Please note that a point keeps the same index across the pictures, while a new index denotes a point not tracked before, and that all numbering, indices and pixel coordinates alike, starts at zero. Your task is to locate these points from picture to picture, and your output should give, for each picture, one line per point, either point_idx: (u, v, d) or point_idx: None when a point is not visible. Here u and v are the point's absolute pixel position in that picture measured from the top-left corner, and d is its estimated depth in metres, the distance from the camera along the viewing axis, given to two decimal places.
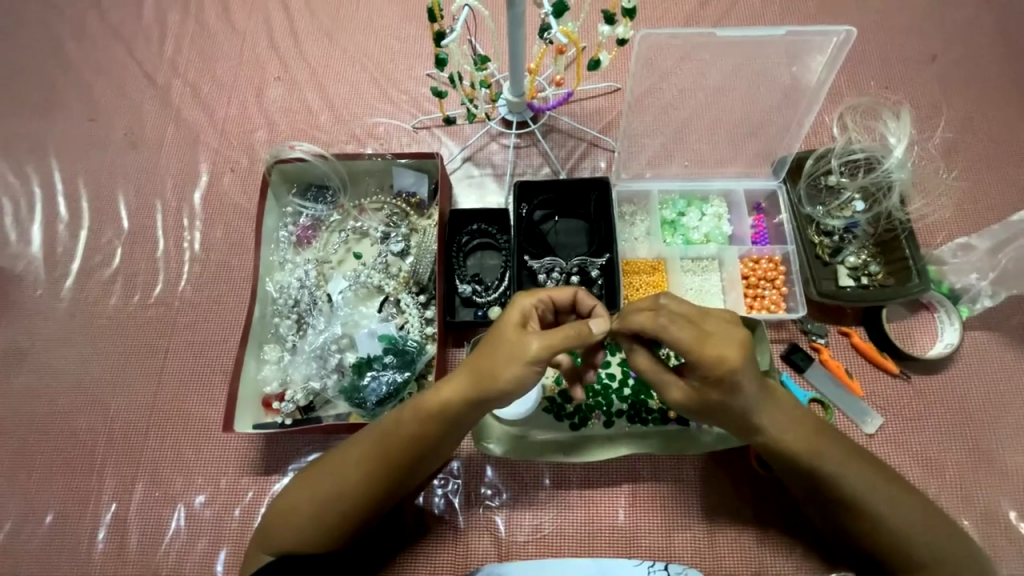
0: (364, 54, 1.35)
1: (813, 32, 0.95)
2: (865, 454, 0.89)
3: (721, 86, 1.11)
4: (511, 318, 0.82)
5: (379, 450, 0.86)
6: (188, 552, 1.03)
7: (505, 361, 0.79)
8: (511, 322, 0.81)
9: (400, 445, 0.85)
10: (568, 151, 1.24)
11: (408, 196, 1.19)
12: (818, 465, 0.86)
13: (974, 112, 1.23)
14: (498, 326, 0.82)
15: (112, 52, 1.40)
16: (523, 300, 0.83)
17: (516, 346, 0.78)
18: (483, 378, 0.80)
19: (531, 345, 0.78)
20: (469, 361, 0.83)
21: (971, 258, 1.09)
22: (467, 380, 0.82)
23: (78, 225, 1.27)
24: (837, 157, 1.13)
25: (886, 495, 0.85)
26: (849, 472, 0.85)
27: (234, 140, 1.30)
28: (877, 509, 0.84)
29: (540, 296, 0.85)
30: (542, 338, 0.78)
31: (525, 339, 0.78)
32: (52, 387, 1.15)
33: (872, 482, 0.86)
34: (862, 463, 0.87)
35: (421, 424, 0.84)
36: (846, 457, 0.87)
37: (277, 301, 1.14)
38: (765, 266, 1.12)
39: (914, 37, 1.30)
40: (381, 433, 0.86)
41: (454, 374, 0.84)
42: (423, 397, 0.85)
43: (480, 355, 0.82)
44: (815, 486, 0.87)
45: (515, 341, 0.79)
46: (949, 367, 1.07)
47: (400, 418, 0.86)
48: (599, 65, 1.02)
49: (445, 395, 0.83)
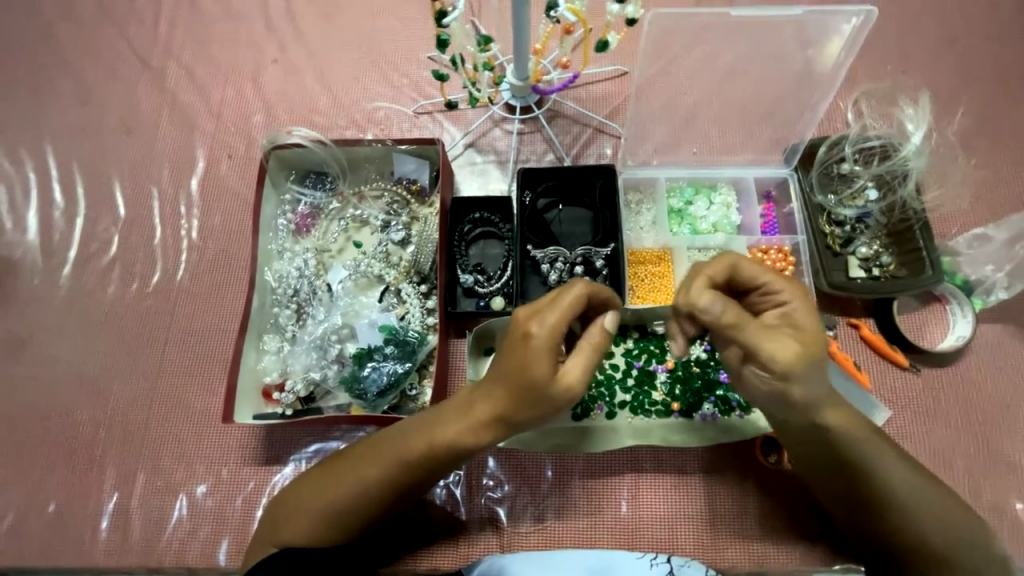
0: (363, 36, 1.31)
1: (832, 12, 0.92)
2: (891, 442, 0.87)
3: (731, 70, 1.07)
4: (545, 372, 0.74)
5: (407, 471, 0.85)
6: (191, 541, 1.03)
7: (552, 405, 0.77)
8: (545, 379, 0.75)
9: (428, 461, 0.84)
10: (573, 136, 1.21)
11: (408, 182, 1.16)
12: (855, 456, 0.84)
13: (993, 97, 1.19)
14: (541, 384, 0.75)
15: (104, 34, 1.36)
16: (543, 342, 0.74)
17: (563, 394, 0.76)
18: (524, 419, 0.79)
19: (578, 392, 0.76)
20: (497, 400, 0.79)
21: (986, 249, 1.06)
22: (506, 421, 0.80)
23: (74, 212, 1.25)
24: (851, 145, 1.10)
25: (921, 487, 0.83)
26: (880, 461, 0.84)
27: (231, 125, 1.27)
28: (906, 497, 0.83)
29: (554, 324, 0.75)
30: (582, 373, 0.76)
31: (567, 384, 0.76)
32: (50, 376, 1.15)
33: (908, 475, 0.83)
34: (892, 454, 0.84)
35: (456, 449, 0.84)
36: (880, 448, 0.84)
37: (276, 290, 1.12)
38: (774, 256, 1.09)
39: (934, 18, 1.25)
40: (400, 448, 0.85)
41: (485, 412, 0.81)
42: (453, 430, 0.83)
43: (515, 406, 0.77)
44: (846, 477, 0.86)
45: (553, 389, 0.76)
46: (961, 360, 1.04)
47: (431, 448, 0.84)
48: (607, 46, 0.99)
49: (482, 432, 0.82)
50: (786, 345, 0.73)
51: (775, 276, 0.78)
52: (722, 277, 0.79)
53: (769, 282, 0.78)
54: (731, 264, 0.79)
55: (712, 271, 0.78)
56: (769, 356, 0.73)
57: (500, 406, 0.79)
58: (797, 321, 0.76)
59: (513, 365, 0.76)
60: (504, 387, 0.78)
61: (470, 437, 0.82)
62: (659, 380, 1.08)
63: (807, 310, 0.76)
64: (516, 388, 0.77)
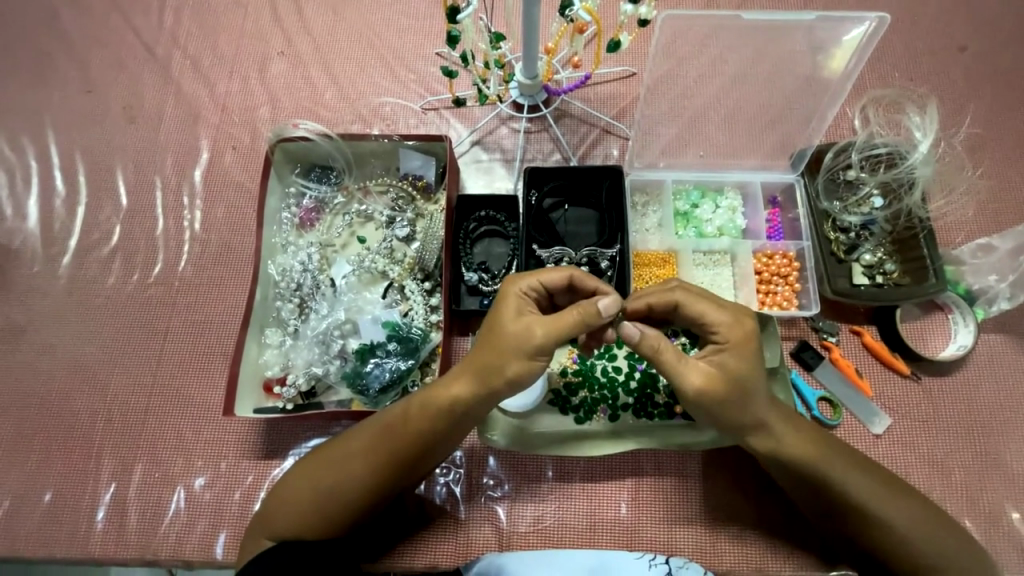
0: (371, 30, 1.30)
1: (841, 19, 0.92)
2: (859, 455, 0.89)
3: (741, 73, 1.07)
4: (509, 316, 0.83)
5: (392, 450, 0.87)
6: (188, 534, 1.02)
7: (512, 355, 0.82)
8: (507, 316, 0.83)
9: (411, 436, 0.87)
10: (580, 137, 1.20)
11: (414, 178, 1.16)
12: (822, 474, 0.86)
13: (1000, 107, 1.19)
14: (501, 326, 0.83)
15: (109, 22, 1.35)
16: (513, 290, 0.85)
17: (523, 340, 0.81)
18: (496, 376, 0.83)
19: (535, 337, 0.81)
20: (472, 359, 0.86)
21: (991, 258, 1.08)
22: (476, 376, 0.85)
23: (75, 200, 1.24)
24: (859, 151, 1.10)
25: (890, 501, 0.85)
26: (847, 476, 0.86)
27: (235, 116, 1.26)
28: (881, 511, 0.84)
29: (530, 282, 0.86)
30: (546, 326, 0.81)
31: (528, 332, 0.81)
32: (49, 365, 1.14)
33: (876, 488, 0.86)
34: (858, 467, 0.87)
35: (437, 422, 0.87)
36: (843, 461, 0.87)
37: (279, 284, 1.11)
38: (779, 261, 1.09)
39: (943, 27, 1.25)
40: (388, 429, 0.88)
41: (462, 372, 0.86)
42: (434, 396, 0.87)
43: (484, 354, 0.84)
44: (817, 493, 0.87)
45: (515, 337, 0.82)
46: (961, 368, 1.05)
47: (409, 415, 0.87)
48: (619, 46, 0.99)
49: (457, 391, 0.86)
50: (697, 377, 0.81)
51: (713, 313, 0.84)
52: (663, 308, 0.85)
53: (709, 319, 0.84)
54: (672, 300, 0.85)
55: (652, 301, 0.85)
56: (680, 384, 0.82)
57: (472, 364, 0.85)
58: (728, 360, 0.82)
59: (488, 321, 0.86)
60: (478, 345, 0.86)
61: (445, 397, 0.86)
62: (661, 383, 1.08)
63: (737, 351, 0.83)
64: (485, 344, 0.85)
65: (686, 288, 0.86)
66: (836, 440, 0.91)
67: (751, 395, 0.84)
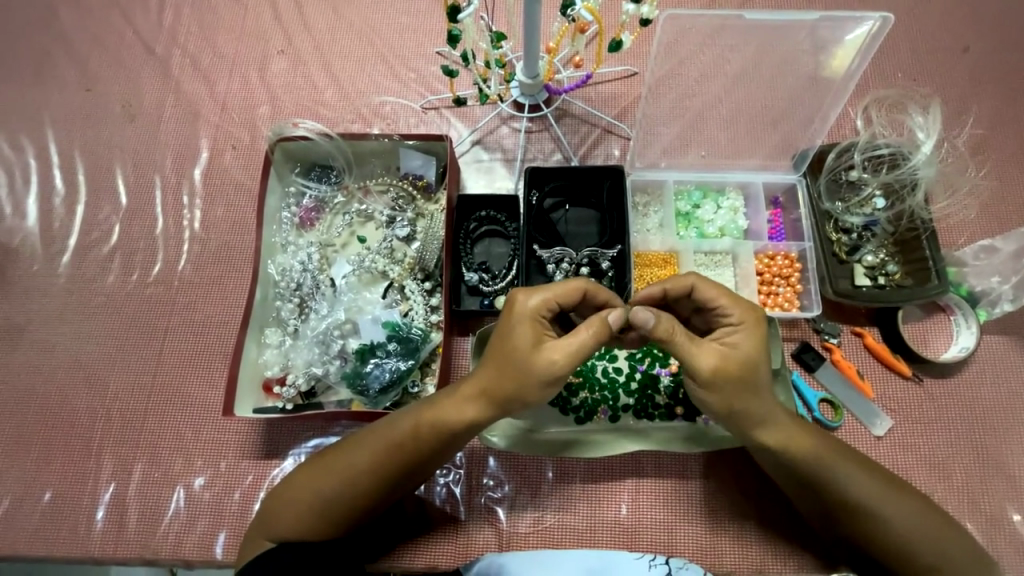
0: (371, 28, 1.30)
1: (845, 18, 0.91)
2: (861, 456, 0.89)
3: (743, 72, 1.06)
4: (524, 339, 0.81)
5: (395, 458, 0.86)
6: (187, 533, 1.02)
7: (530, 383, 0.81)
8: (524, 346, 0.81)
9: (415, 446, 0.86)
10: (581, 136, 1.20)
11: (414, 178, 1.16)
12: (819, 473, 0.86)
13: (1003, 108, 1.19)
14: (518, 352, 0.81)
15: (108, 20, 1.35)
16: (528, 311, 0.83)
17: (540, 368, 0.80)
18: (510, 397, 0.83)
19: (559, 366, 0.80)
20: (483, 379, 0.84)
21: (994, 260, 1.07)
22: (492, 401, 0.84)
23: (74, 199, 1.23)
24: (861, 151, 1.09)
25: (888, 499, 0.84)
26: (845, 476, 0.85)
27: (235, 115, 1.26)
28: (879, 510, 0.84)
29: (543, 299, 0.83)
30: (565, 353, 0.80)
31: (546, 359, 0.80)
32: (48, 365, 1.14)
33: (874, 487, 0.85)
34: (857, 466, 0.87)
35: (444, 436, 0.86)
36: (845, 461, 0.86)
37: (278, 284, 1.11)
38: (780, 263, 1.09)
39: (947, 27, 1.25)
40: (390, 438, 0.87)
41: (471, 391, 0.85)
42: (443, 416, 0.85)
43: (501, 379, 0.83)
44: (814, 492, 0.87)
45: (532, 361, 0.81)
46: (963, 370, 1.04)
47: (418, 432, 0.86)
48: (620, 45, 0.99)
49: (468, 413, 0.85)
50: (710, 358, 0.80)
51: (727, 300, 0.84)
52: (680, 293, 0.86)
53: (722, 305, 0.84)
54: (689, 284, 0.86)
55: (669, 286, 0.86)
56: (693, 365, 0.81)
57: (484, 385, 0.84)
58: (741, 344, 0.82)
59: (500, 339, 0.84)
60: (489, 364, 0.84)
61: (456, 414, 0.85)
62: (662, 384, 1.08)
63: (749, 335, 0.83)
64: (500, 366, 0.83)
65: (703, 278, 0.86)
66: (834, 437, 0.90)
67: (762, 389, 0.83)
